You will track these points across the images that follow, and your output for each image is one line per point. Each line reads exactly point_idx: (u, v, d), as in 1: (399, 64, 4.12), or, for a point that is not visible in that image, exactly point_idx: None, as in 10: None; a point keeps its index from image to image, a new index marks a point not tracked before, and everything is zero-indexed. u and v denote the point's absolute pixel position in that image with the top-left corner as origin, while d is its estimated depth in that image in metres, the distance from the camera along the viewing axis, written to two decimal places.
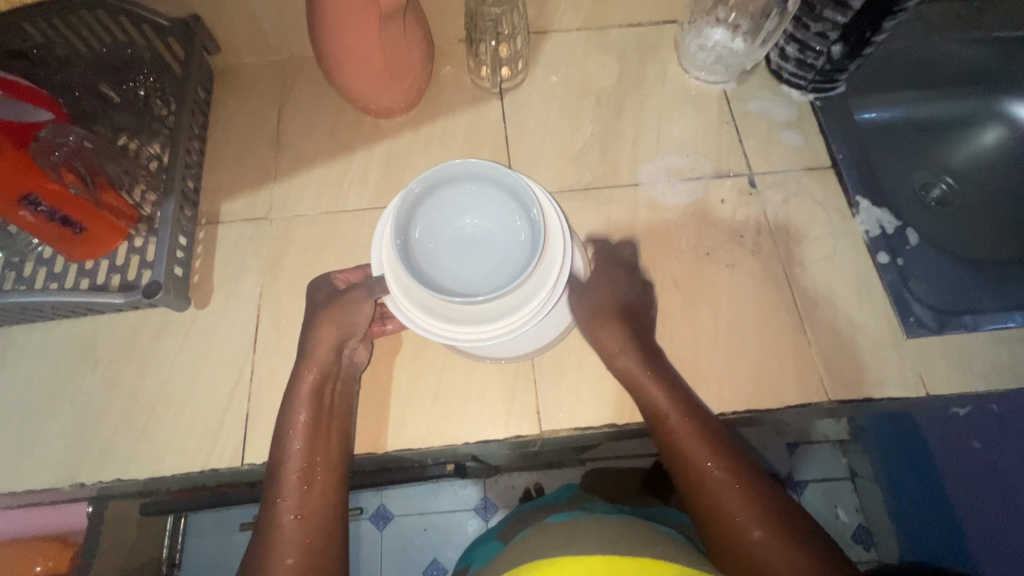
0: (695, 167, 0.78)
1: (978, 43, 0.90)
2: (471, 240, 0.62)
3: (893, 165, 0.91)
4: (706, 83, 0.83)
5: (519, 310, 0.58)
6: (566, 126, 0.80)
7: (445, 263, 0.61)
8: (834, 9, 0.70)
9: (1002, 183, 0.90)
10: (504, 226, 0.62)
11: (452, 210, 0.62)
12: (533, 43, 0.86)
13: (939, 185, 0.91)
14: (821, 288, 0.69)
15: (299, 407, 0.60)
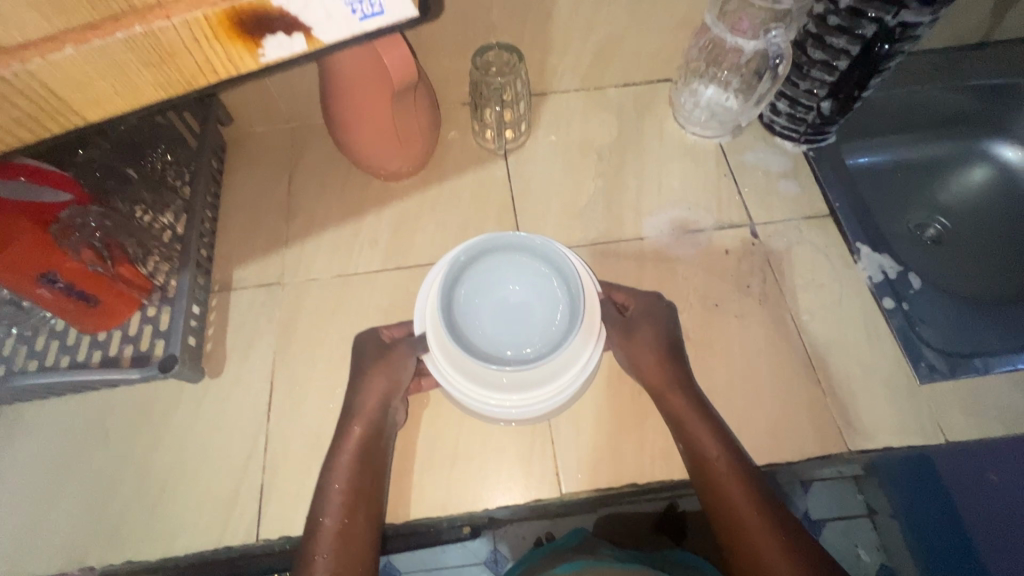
0: (698, 218, 0.79)
1: (961, 90, 0.94)
2: (510, 306, 0.63)
3: (887, 207, 0.93)
4: (702, 137, 0.86)
5: (554, 377, 0.62)
6: (570, 183, 0.83)
7: (485, 327, 0.62)
8: (821, 69, 0.73)
9: (993, 222, 0.92)
10: (541, 291, 0.64)
11: (493, 275, 0.63)
12: (534, 105, 0.90)
13: (934, 224, 0.93)
14: (831, 336, 0.70)
15: (338, 461, 0.59)
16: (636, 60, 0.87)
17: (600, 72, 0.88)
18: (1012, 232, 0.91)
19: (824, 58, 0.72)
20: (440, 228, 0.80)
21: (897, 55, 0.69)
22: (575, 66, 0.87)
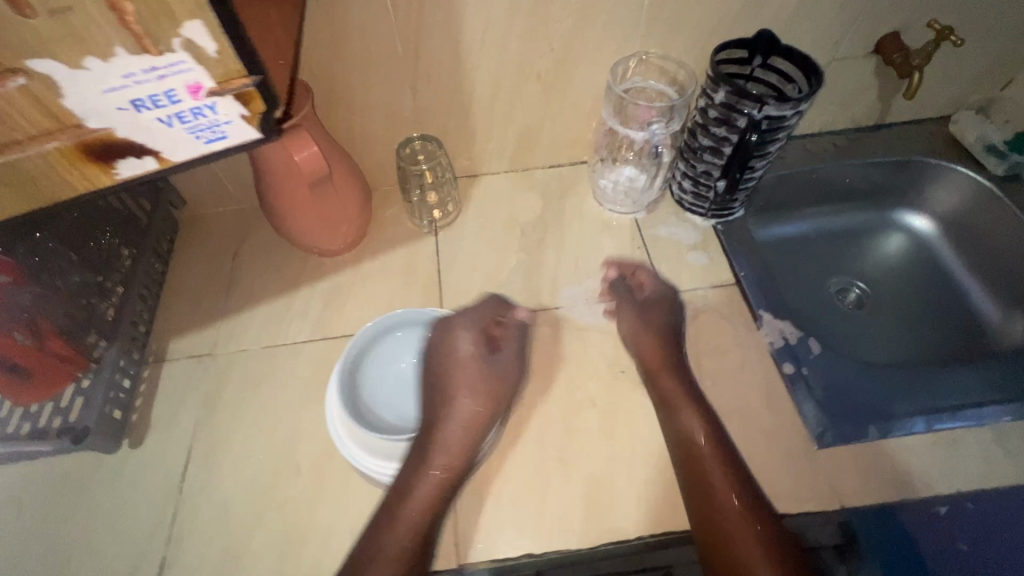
0: (610, 289, 0.84)
1: (873, 165, 1.01)
2: (405, 380, 0.70)
3: (806, 275, 0.99)
4: (620, 215, 0.93)
5: (468, 427, 0.67)
6: (493, 257, 0.89)
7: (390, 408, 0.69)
8: (711, 154, 0.81)
9: (909, 288, 0.98)
10: (428, 359, 0.72)
11: (383, 361, 0.71)
12: (466, 185, 0.98)
13: (854, 289, 0.98)
14: (731, 402, 0.73)
15: (414, 505, 0.61)
16: (557, 145, 0.95)
17: (525, 156, 0.97)
18: (926, 297, 0.96)
19: (711, 145, 0.80)
20: (368, 301, 0.85)
21: (773, 142, 0.76)
22: (501, 151, 0.95)
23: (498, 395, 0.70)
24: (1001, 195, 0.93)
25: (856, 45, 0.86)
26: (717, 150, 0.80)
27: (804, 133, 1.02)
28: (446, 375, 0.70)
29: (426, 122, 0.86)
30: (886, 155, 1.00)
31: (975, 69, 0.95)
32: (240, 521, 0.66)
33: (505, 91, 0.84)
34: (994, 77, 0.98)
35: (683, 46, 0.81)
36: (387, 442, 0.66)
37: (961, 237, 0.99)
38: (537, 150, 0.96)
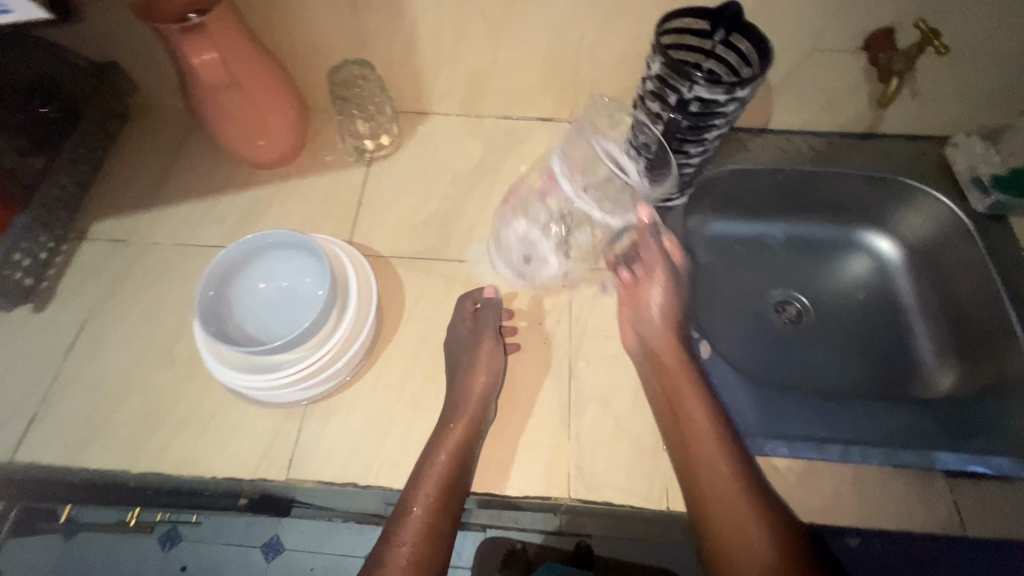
0: (520, 253, 0.83)
1: (848, 179, 0.92)
2: (269, 305, 0.68)
3: (743, 281, 0.94)
4: (512, 278, 0.80)
5: (331, 342, 0.66)
6: (417, 198, 0.88)
7: (253, 332, 0.67)
8: (648, 131, 0.77)
9: (854, 315, 0.91)
10: (294, 282, 0.70)
11: (245, 286, 0.69)
12: (414, 121, 0.95)
13: (793, 305, 0.93)
14: (598, 386, 0.72)
15: (440, 456, 0.64)
16: (511, 94, 0.91)
17: (477, 101, 0.93)
18: (868, 327, 0.90)
19: (647, 120, 0.76)
20: (284, 219, 0.86)
21: (707, 127, 0.71)
22: (451, 92, 0.92)
23: (364, 311, 0.70)
24: (974, 234, 0.85)
25: (842, 35, 0.78)
26: (653, 126, 0.76)
27: (783, 128, 0.94)
28: (312, 296, 0.69)
29: (371, 47, 0.84)
30: (867, 171, 0.91)
31: (986, 88, 0.85)
32: (109, 396, 0.71)
33: (453, 25, 0.80)
34: (1008, 101, 0.87)
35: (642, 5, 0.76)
36: (253, 362, 0.65)
37: (927, 267, 0.91)
38: (489, 96, 0.92)
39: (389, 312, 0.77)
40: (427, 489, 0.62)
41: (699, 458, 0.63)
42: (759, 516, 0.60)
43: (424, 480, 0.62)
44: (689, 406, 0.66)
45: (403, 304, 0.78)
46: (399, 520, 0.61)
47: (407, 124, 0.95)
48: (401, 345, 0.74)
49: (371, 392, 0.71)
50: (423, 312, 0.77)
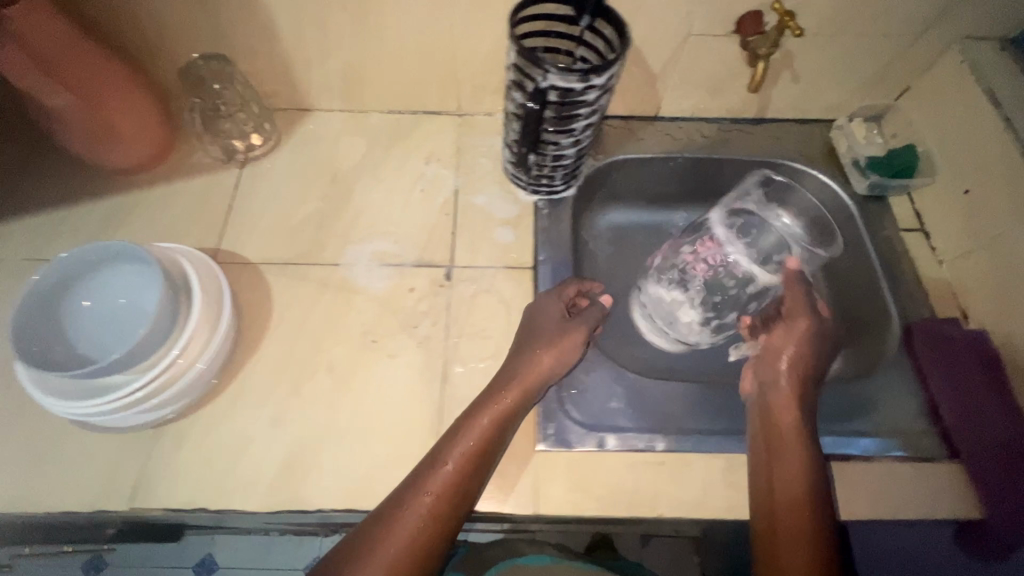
0: (400, 253, 0.79)
1: (732, 164, 0.91)
2: (108, 325, 0.65)
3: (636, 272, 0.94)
4: (373, 281, 0.77)
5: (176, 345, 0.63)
6: (293, 199, 0.83)
7: (91, 356, 0.63)
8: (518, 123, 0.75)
9: None
10: (132, 295, 0.66)
11: (78, 312, 0.65)
12: (293, 118, 0.90)
13: None
14: (472, 389, 0.69)
15: (471, 433, 0.61)
16: (392, 88, 0.87)
17: (358, 96, 0.89)
18: None
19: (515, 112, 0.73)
20: (147, 227, 0.80)
21: (572, 117, 0.69)
22: (329, 87, 0.87)
23: (210, 309, 0.66)
24: (854, 214, 0.85)
25: (712, 20, 0.76)
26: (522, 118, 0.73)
27: (672, 114, 0.92)
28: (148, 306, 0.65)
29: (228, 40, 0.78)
30: (750, 156, 0.90)
31: (863, 71, 0.85)
32: None
33: (311, 15, 0.75)
34: (886, 83, 0.87)
35: None
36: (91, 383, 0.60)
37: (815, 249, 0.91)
38: (370, 91, 0.88)
39: (254, 322, 0.73)
40: (478, 445, 0.60)
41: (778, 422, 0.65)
42: (800, 466, 0.61)
43: (461, 437, 0.61)
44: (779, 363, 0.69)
45: (271, 314, 0.74)
46: (427, 475, 0.58)
47: (286, 121, 0.90)
48: (265, 357, 0.70)
49: (227, 411, 0.67)
50: (291, 322, 0.73)
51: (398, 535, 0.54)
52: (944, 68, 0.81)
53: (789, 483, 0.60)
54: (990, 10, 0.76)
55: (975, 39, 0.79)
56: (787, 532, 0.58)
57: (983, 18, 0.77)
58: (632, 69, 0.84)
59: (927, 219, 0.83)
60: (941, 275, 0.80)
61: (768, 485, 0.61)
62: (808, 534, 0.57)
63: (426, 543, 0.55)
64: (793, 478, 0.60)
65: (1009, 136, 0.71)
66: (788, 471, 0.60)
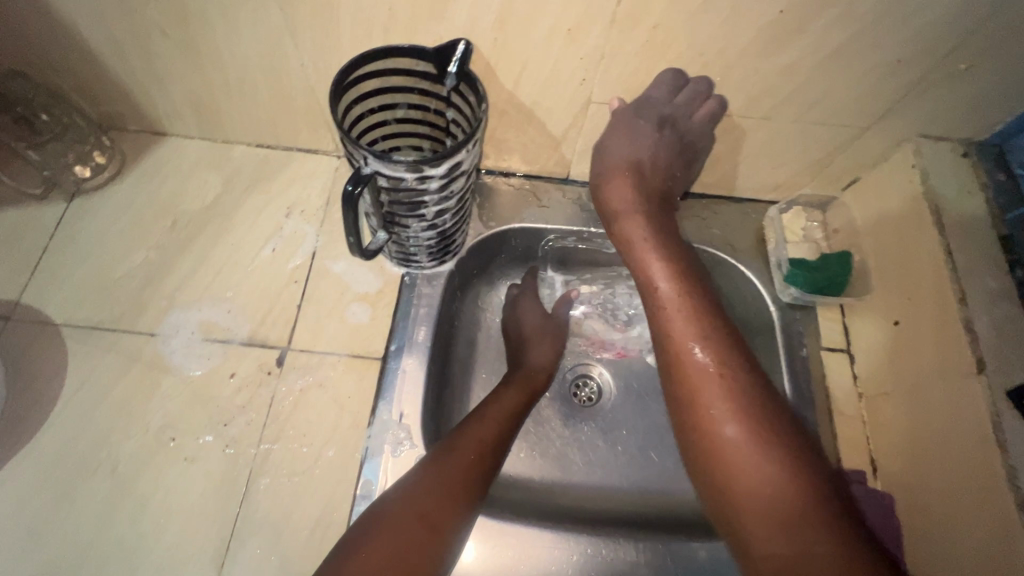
0: (230, 327, 0.68)
1: None
2: None
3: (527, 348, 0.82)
4: (188, 361, 0.66)
5: None
6: (122, 245, 0.72)
7: None
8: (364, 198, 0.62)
9: (656, 410, 0.79)
10: None
11: None
12: (139, 143, 0.77)
13: (590, 385, 0.81)
14: (273, 511, 0.60)
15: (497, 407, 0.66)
16: (250, 121, 0.74)
17: (213, 126, 0.75)
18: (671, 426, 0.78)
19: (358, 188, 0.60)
20: None
21: (417, 205, 0.57)
22: (176, 114, 0.74)
23: None
24: (776, 326, 0.73)
25: (616, 91, 0.62)
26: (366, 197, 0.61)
27: (584, 178, 0.79)
28: None
29: (33, 58, 0.64)
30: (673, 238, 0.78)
31: (803, 157, 0.71)
32: None
33: (127, 38, 0.61)
34: (832, 171, 0.73)
35: (351, 33, 0.58)
36: None
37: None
38: (227, 122, 0.75)
39: (38, 402, 0.63)
40: (492, 415, 0.64)
41: (674, 331, 0.58)
42: (716, 377, 0.54)
43: (503, 394, 0.68)
44: (657, 265, 0.62)
45: (59, 394, 0.63)
46: (456, 442, 0.60)
47: (131, 145, 0.77)
48: (44, 448, 0.61)
49: None
50: (83, 404, 0.63)
51: (421, 491, 0.56)
52: (895, 166, 0.68)
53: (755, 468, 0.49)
54: (956, 109, 0.62)
55: (935, 138, 0.66)
56: (729, 450, 0.51)
57: (948, 116, 0.63)
58: (528, 131, 0.70)
59: (853, 339, 0.72)
60: (856, 410, 0.69)
61: (693, 402, 0.54)
62: (755, 446, 0.50)
63: (440, 505, 0.55)
64: (717, 391, 0.53)
65: (947, 272, 0.59)
66: (708, 379, 0.54)
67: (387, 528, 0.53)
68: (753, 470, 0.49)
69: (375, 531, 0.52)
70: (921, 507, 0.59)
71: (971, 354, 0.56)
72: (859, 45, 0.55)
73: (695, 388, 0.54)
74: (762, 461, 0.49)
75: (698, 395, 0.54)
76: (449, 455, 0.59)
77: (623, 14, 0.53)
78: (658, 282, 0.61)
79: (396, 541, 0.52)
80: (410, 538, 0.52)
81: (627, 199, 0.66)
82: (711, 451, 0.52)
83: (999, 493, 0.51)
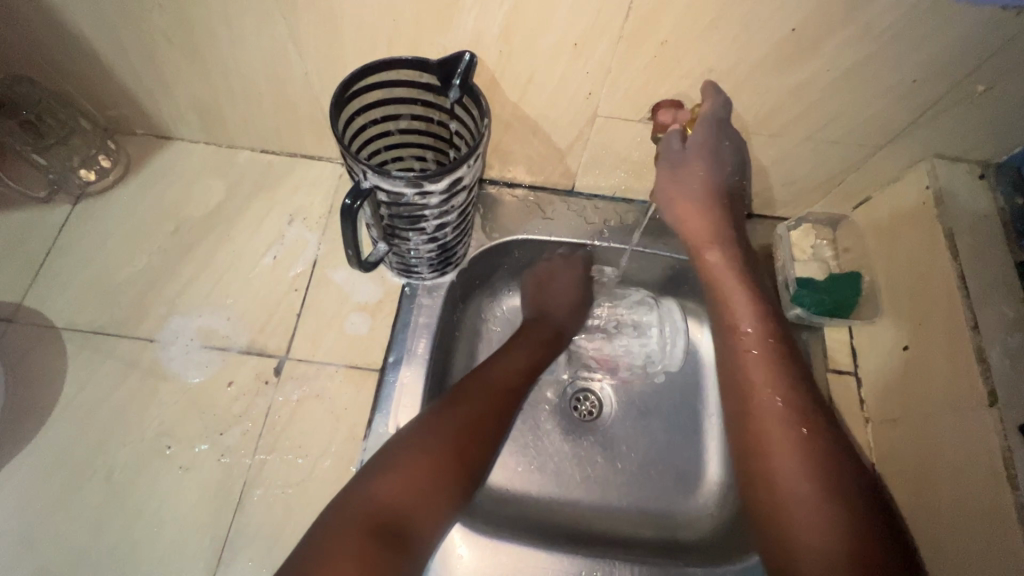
0: (229, 334, 0.68)
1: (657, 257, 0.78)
2: None
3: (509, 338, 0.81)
4: (186, 368, 0.66)
5: None
6: (125, 249, 0.72)
7: None
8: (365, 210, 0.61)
9: (658, 426, 0.78)
10: None
11: None
12: (144, 147, 0.77)
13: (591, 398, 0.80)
14: (266, 524, 0.59)
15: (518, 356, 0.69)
16: (255, 128, 0.74)
17: (217, 131, 0.75)
18: (672, 444, 0.77)
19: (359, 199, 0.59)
20: None
21: (416, 219, 0.57)
22: (182, 119, 0.74)
23: None
24: None
25: (622, 105, 0.61)
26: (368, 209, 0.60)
27: (590, 190, 0.78)
28: None
29: (40, 62, 0.64)
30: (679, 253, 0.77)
31: (814, 175, 0.69)
32: None
33: (133, 44, 0.61)
34: (844, 190, 0.72)
35: (355, 43, 0.57)
36: None
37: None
38: (231, 128, 0.74)
39: (36, 405, 0.63)
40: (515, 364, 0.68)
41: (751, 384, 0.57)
42: (784, 428, 0.54)
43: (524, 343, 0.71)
44: (744, 309, 0.62)
45: (57, 398, 0.63)
46: (485, 382, 0.64)
47: (136, 149, 0.77)
48: (40, 452, 0.61)
49: None
50: (82, 409, 0.63)
51: (453, 423, 0.58)
52: (909, 186, 0.66)
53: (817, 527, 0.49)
54: (974, 130, 0.60)
55: (951, 159, 0.64)
56: (790, 505, 0.51)
57: (965, 137, 0.61)
58: (533, 143, 0.69)
59: (861, 362, 0.70)
60: (863, 436, 0.67)
61: (765, 452, 0.54)
62: (821, 503, 0.49)
63: (470, 439, 0.58)
64: (784, 437, 0.53)
65: (960, 299, 0.58)
66: (776, 428, 0.54)
67: (427, 445, 0.56)
68: (808, 518, 0.49)
69: (411, 450, 0.55)
70: (928, 541, 0.58)
71: (983, 386, 0.54)
72: (873, 64, 0.54)
73: (764, 437, 0.54)
74: (835, 523, 0.48)
75: (770, 450, 0.53)
76: (474, 392, 0.62)
77: (631, 29, 0.52)
78: (746, 331, 0.60)
79: (431, 461, 0.55)
80: (443, 461, 0.55)
81: (702, 235, 0.66)
82: (778, 498, 0.52)
83: (1010, 532, 0.49)
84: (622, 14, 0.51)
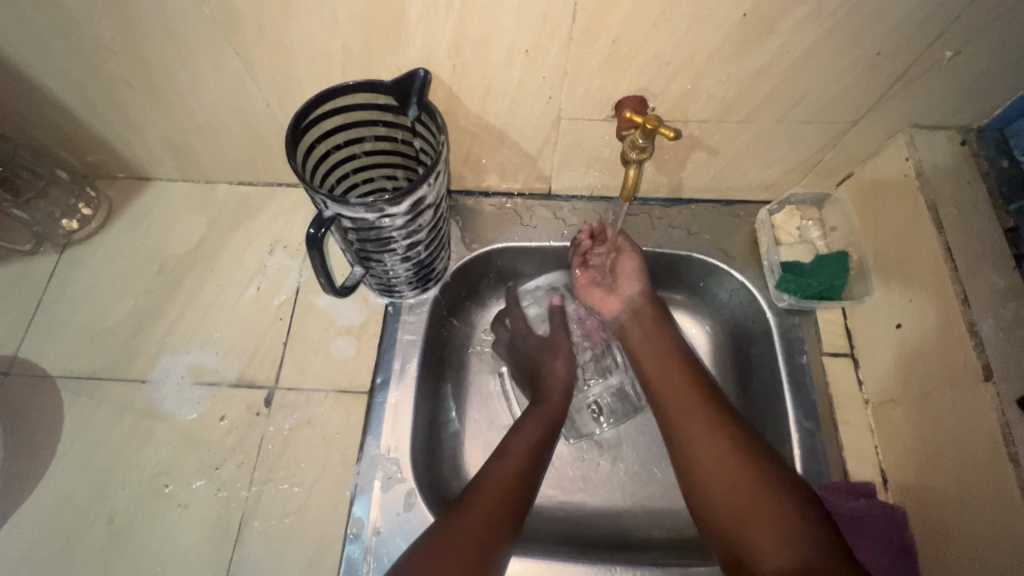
0: (218, 368, 0.68)
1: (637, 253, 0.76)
2: None
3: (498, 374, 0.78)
4: (177, 406, 0.66)
5: None
6: (112, 293, 0.73)
7: None
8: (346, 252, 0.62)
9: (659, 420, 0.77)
10: None
11: None
12: (124, 190, 0.78)
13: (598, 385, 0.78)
14: (265, 555, 0.60)
15: (555, 396, 0.70)
16: (228, 162, 0.74)
17: (192, 168, 0.76)
18: None
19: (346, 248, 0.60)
20: None
21: (385, 241, 0.57)
22: (157, 160, 0.75)
23: None
24: (774, 334, 0.70)
25: (583, 105, 0.60)
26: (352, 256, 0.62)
27: (568, 192, 0.77)
28: None
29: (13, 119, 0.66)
30: (662, 247, 0.75)
31: (792, 155, 0.68)
32: None
33: (97, 92, 0.62)
34: (825, 167, 0.70)
35: (311, 73, 0.57)
36: None
37: (739, 364, 0.75)
38: (206, 164, 0.75)
39: (37, 454, 0.64)
40: (511, 469, 0.61)
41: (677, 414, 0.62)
42: (721, 459, 0.57)
43: (508, 457, 0.62)
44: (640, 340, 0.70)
45: (55, 446, 0.65)
46: (507, 450, 0.63)
47: (116, 193, 0.78)
48: (43, 500, 0.62)
49: None
50: (82, 454, 0.64)
51: (491, 485, 0.59)
52: (889, 159, 0.64)
53: (737, 496, 0.54)
54: (948, 96, 0.58)
55: (929, 127, 0.63)
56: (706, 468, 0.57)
57: (939, 104, 0.59)
58: (502, 151, 0.69)
59: (858, 343, 0.68)
60: (863, 418, 0.65)
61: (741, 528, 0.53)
62: (736, 475, 0.55)
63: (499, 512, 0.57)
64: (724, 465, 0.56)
65: (948, 273, 0.56)
66: (713, 458, 0.57)
67: (456, 528, 0.54)
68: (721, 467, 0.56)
69: (438, 545, 0.53)
70: (935, 522, 0.56)
71: (978, 361, 0.52)
72: (834, 42, 0.52)
73: (722, 494, 0.55)
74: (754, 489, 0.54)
75: (693, 455, 0.59)
76: (491, 481, 0.59)
77: (580, 31, 0.52)
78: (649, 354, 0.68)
79: (466, 546, 0.53)
80: (477, 528, 0.54)
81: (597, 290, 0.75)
82: (713, 495, 0.56)
83: (1014, 512, 0.48)
84: (569, 16, 0.50)
